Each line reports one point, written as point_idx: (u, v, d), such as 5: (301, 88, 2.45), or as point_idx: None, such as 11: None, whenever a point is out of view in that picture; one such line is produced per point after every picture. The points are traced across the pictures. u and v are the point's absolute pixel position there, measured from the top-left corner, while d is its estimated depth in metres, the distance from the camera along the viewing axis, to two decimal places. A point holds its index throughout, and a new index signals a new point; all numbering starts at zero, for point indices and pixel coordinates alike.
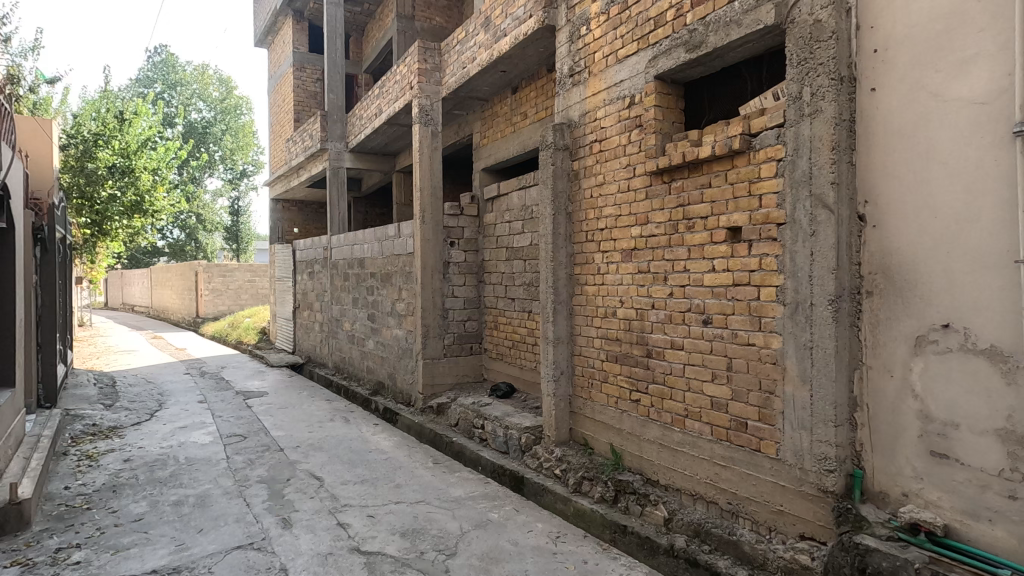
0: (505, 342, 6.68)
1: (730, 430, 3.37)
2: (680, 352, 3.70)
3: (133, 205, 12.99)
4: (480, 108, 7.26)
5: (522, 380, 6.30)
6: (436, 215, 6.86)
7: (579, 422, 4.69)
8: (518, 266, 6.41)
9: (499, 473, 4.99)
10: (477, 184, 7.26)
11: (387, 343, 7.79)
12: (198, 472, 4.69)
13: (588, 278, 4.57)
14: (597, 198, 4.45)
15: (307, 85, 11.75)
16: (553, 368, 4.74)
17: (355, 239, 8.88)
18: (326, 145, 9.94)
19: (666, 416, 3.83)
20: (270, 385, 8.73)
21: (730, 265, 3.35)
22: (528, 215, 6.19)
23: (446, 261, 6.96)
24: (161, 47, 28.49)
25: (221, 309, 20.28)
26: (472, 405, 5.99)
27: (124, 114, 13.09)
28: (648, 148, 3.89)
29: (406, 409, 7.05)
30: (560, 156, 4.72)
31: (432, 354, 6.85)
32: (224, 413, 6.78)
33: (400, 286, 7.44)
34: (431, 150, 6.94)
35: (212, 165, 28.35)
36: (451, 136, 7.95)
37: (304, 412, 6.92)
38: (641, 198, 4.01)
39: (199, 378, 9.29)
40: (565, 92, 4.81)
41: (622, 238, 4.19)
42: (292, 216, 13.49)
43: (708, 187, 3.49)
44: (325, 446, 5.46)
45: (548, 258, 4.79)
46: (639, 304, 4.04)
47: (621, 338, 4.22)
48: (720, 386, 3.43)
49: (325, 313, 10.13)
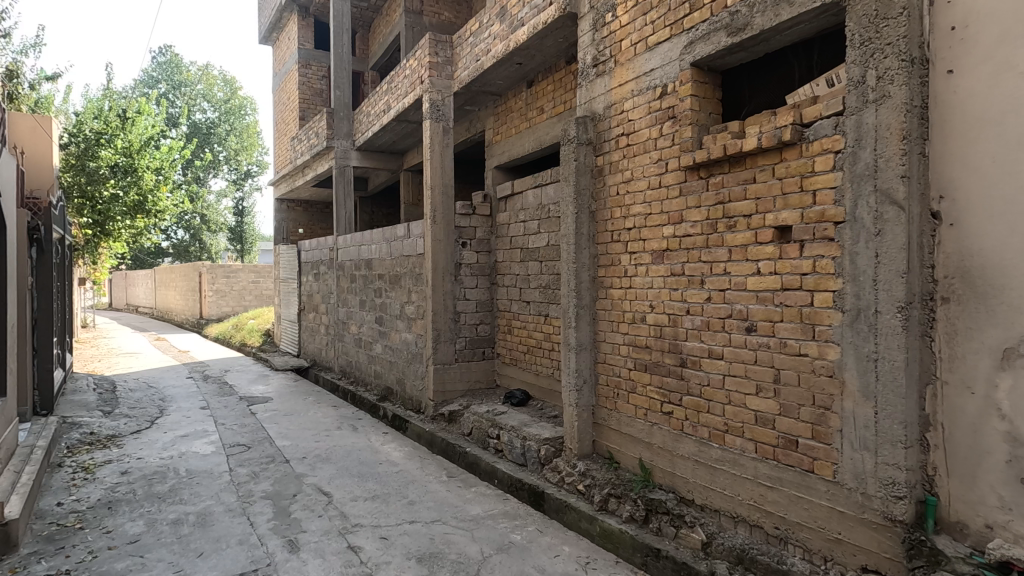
0: (519, 347, 6.41)
1: (777, 448, 3.08)
2: (719, 362, 3.42)
3: (136, 205, 12.78)
4: (493, 104, 6.99)
5: (538, 388, 6.03)
6: (447, 215, 6.60)
7: (603, 434, 4.41)
8: (533, 269, 6.14)
9: (517, 487, 4.72)
10: (490, 183, 6.98)
11: (396, 347, 7.53)
12: (199, 486, 4.42)
13: (613, 281, 4.29)
14: (624, 195, 4.18)
15: (313, 83, 11.52)
16: (575, 376, 4.47)
17: (363, 240, 8.62)
18: (332, 143, 9.70)
19: (703, 431, 3.55)
20: (274, 390, 8.47)
21: (778, 268, 3.06)
22: (545, 215, 5.92)
23: (457, 263, 6.69)
24: (166, 47, 28.38)
25: (224, 310, 20.08)
26: (486, 414, 5.71)
27: (127, 112, 12.91)
28: (682, 141, 3.62)
29: (416, 416, 6.77)
30: (583, 151, 4.45)
31: (443, 359, 6.58)
32: (227, 421, 6.51)
33: (410, 288, 7.17)
34: (442, 147, 6.66)
35: (216, 166, 28.23)
36: (462, 133, 7.69)
37: (310, 419, 6.66)
38: (674, 195, 3.73)
39: (202, 383, 9.04)
40: (589, 84, 4.54)
41: (652, 239, 3.91)
42: (296, 216, 13.26)
43: (752, 183, 3.22)
44: (333, 457, 5.19)
45: (570, 260, 4.51)
46: (671, 310, 3.76)
47: (651, 346, 3.94)
48: (766, 399, 3.15)
49: (331, 316, 9.89)
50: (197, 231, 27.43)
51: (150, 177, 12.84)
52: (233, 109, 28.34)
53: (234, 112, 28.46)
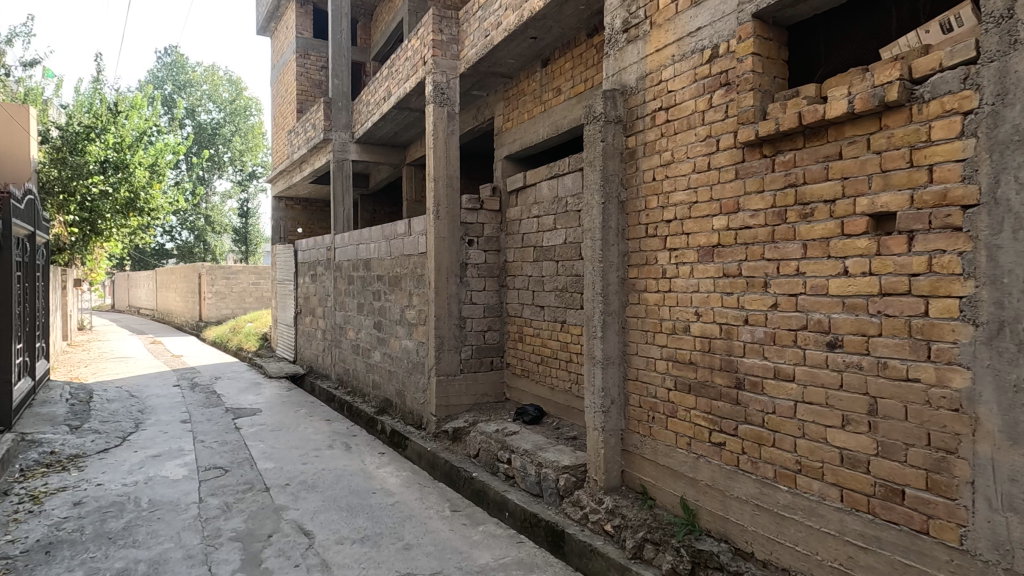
0: (532, 357, 5.75)
1: (874, 498, 2.40)
2: (790, 386, 2.75)
3: (127, 203, 12.19)
4: (503, 87, 6.34)
5: (553, 404, 5.39)
6: (452, 210, 5.93)
7: (635, 464, 3.75)
8: (548, 270, 5.48)
9: (531, 524, 4.05)
10: (499, 174, 6.31)
11: (395, 355, 6.87)
12: (160, 523, 3.76)
13: (648, 284, 3.63)
14: (662, 181, 3.51)
15: (311, 74, 10.91)
16: (602, 396, 3.79)
17: (361, 239, 7.98)
18: (330, 135, 9.08)
19: (765, 469, 2.87)
20: (265, 401, 7.83)
21: (875, 267, 2.39)
22: (562, 209, 5.26)
23: (463, 262, 6.03)
24: (171, 46, 28.00)
25: (224, 312, 19.51)
26: (495, 434, 5.03)
27: (118, 106, 12.41)
28: (740, 112, 2.95)
29: (417, 432, 6.11)
30: (611, 130, 3.78)
31: (447, 370, 5.93)
32: (207, 438, 5.86)
33: (411, 291, 6.52)
34: (446, 134, 6.01)
35: (220, 166, 27.74)
36: (468, 121, 7.04)
37: (299, 435, 6.01)
38: (728, 178, 3.06)
39: (189, 392, 8.41)
40: (618, 52, 3.87)
41: (698, 233, 3.25)
42: (295, 215, 12.67)
43: (836, 159, 2.54)
44: (320, 484, 4.54)
45: (595, 259, 3.84)
46: (724, 319, 3.09)
47: (696, 361, 3.27)
48: (856, 435, 2.46)
49: (327, 320, 9.26)
50: (201, 231, 26.91)
51: (142, 174, 12.28)
52: (238, 109, 27.85)
53: (239, 113, 27.98)
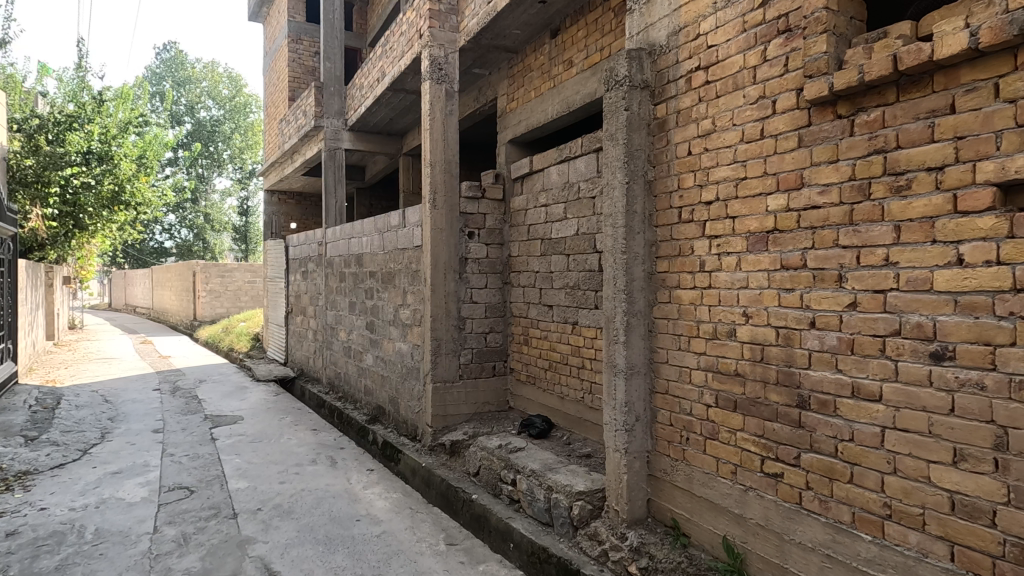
0: (539, 362, 5.17)
1: (1002, 561, 1.82)
2: (877, 408, 2.15)
3: (111, 196, 11.70)
4: (507, 64, 5.74)
5: (562, 415, 4.82)
6: (451, 198, 5.35)
7: (664, 493, 3.17)
8: (557, 265, 4.89)
9: (540, 560, 3.47)
10: (502, 160, 5.73)
11: (389, 359, 6.29)
12: (100, 560, 3.18)
13: (682, 281, 3.05)
14: (700, 155, 2.93)
15: (304, 60, 10.31)
16: (625, 412, 3.21)
17: (353, 232, 7.39)
18: (321, 123, 8.50)
19: (841, 512, 2.28)
20: (249, 407, 7.24)
21: (1006, 255, 1.80)
22: (574, 196, 4.69)
23: (463, 257, 5.44)
24: (170, 42, 27.46)
25: (218, 311, 18.93)
26: (497, 450, 4.43)
27: (103, 96, 11.92)
28: (808, 62, 2.36)
29: (410, 445, 5.52)
30: (636, 98, 3.21)
31: (444, 376, 5.35)
32: (178, 451, 5.28)
33: (406, 288, 5.92)
34: (445, 114, 5.41)
35: (219, 164, 27.16)
36: (469, 104, 6.46)
37: (281, 448, 5.43)
38: (788, 147, 2.48)
39: (169, 397, 7.82)
40: (644, 5, 3.29)
41: (747, 217, 2.67)
42: (288, 209, 12.11)
43: (945, 114, 1.96)
44: (297, 509, 3.95)
45: (617, 250, 3.26)
46: (782, 322, 2.51)
47: (744, 374, 2.69)
48: (975, 476, 1.88)
49: (319, 321, 8.68)
50: (200, 230, 26.32)
51: (128, 166, 11.78)
52: (238, 106, 27.31)
53: (239, 110, 27.39)
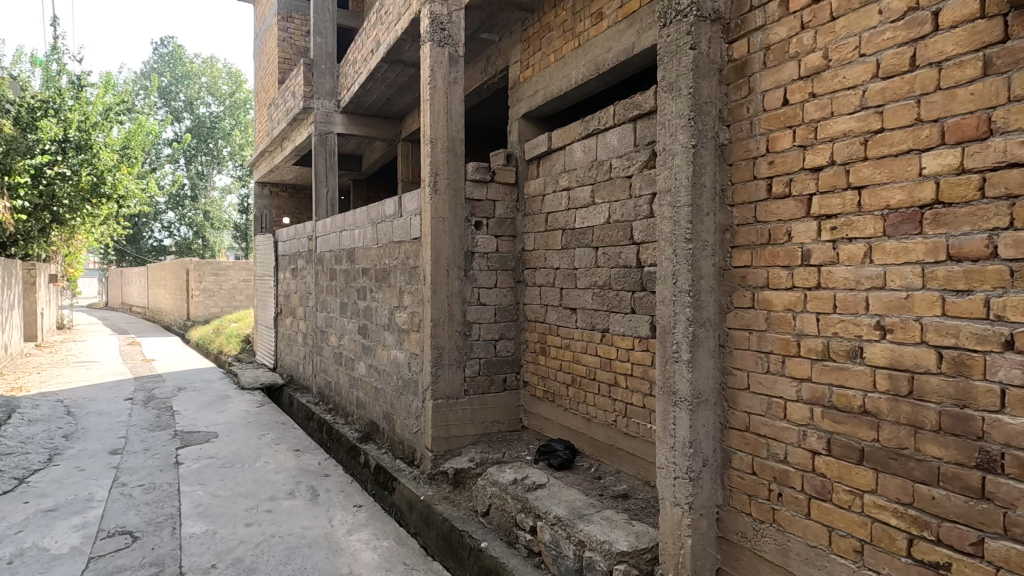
0: (559, 376, 4.36)
1: None
2: None
3: (89, 187, 10.99)
4: (521, 26, 4.92)
5: (589, 441, 4.02)
6: (454, 181, 4.53)
7: (743, 565, 2.35)
8: (583, 260, 4.08)
9: None
10: (514, 138, 4.91)
11: (383, 369, 5.48)
12: None
13: (773, 279, 2.23)
14: (804, 103, 2.11)
15: (295, 40, 9.48)
16: (689, 455, 2.40)
17: (344, 224, 6.58)
18: (311, 104, 7.69)
19: None
20: (226, 420, 6.43)
21: None
22: (604, 176, 3.89)
23: (469, 251, 4.61)
24: (168, 36, 26.66)
25: (212, 311, 18.16)
26: (512, 486, 3.61)
27: (80, 81, 11.18)
28: None
29: (407, 471, 4.72)
30: (706, 32, 2.39)
31: (447, 392, 4.54)
32: (132, 479, 4.47)
33: (402, 288, 5.11)
34: (448, 83, 4.59)
35: (220, 161, 25.97)
36: (477, 77, 5.66)
37: (255, 474, 4.62)
38: (962, 77, 1.67)
39: (140, 408, 7.02)
40: None
41: (885, 186, 1.85)
42: (280, 203, 11.34)
43: None
44: (261, 567, 3.14)
45: (677, 237, 2.44)
46: (950, 341, 1.69)
47: (879, 414, 1.87)
48: None
49: (308, 323, 7.88)
50: (199, 227, 25.54)
51: (108, 156, 11.07)
52: (238, 102, 26.52)
53: (239, 106, 26.59)
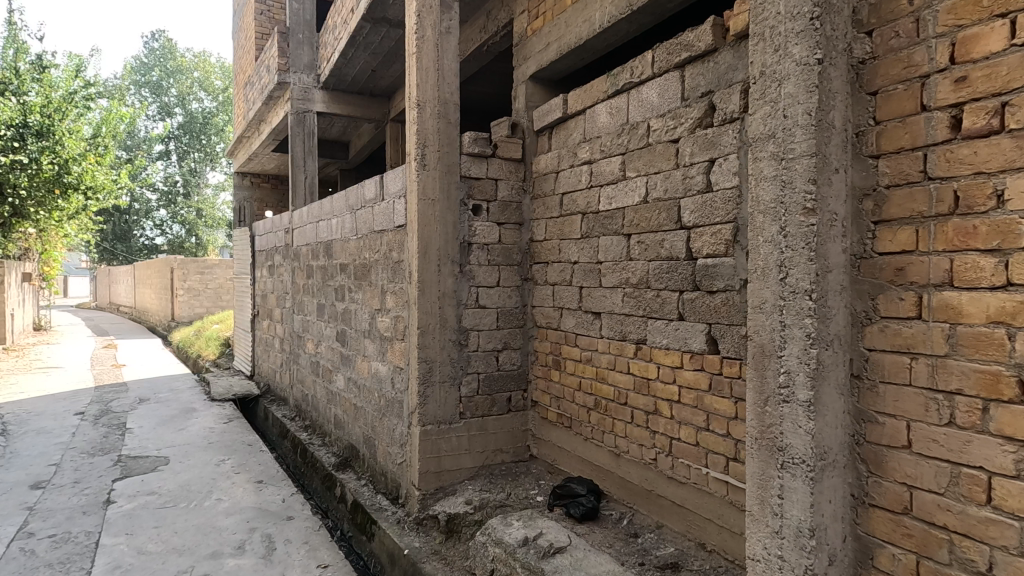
0: (577, 397, 3.49)
1: None
2: None
3: (52, 177, 10.10)
4: None
5: (619, 482, 3.16)
6: (447, 154, 3.64)
7: None
8: (609, 252, 3.20)
9: None
10: (519, 104, 4.02)
11: (363, 383, 4.59)
12: None
13: (965, 271, 1.36)
14: None
15: (274, 13, 8.53)
16: (809, 550, 1.52)
17: (322, 213, 5.68)
18: (286, 79, 6.78)
19: None
20: (184, 441, 5.53)
21: None
22: (639, 143, 3.01)
23: (465, 242, 3.73)
24: (159, 30, 25.57)
25: (197, 312, 17.23)
26: (522, 548, 2.70)
27: (42, 62, 10.27)
28: None
29: (390, 512, 3.83)
30: None
31: (438, 417, 3.65)
32: (44, 526, 3.57)
33: (385, 287, 4.21)
34: (439, 33, 3.69)
35: (213, 158, 25.01)
36: (475, 37, 4.76)
37: (201, 517, 3.73)
38: None
39: (88, 425, 6.11)
40: None
41: None
42: (262, 195, 10.44)
43: None
44: None
45: (788, 208, 1.55)
46: None
47: None
48: None
49: (285, 327, 6.98)
50: (191, 225, 24.60)
51: (72, 143, 10.16)
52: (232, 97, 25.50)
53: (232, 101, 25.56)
